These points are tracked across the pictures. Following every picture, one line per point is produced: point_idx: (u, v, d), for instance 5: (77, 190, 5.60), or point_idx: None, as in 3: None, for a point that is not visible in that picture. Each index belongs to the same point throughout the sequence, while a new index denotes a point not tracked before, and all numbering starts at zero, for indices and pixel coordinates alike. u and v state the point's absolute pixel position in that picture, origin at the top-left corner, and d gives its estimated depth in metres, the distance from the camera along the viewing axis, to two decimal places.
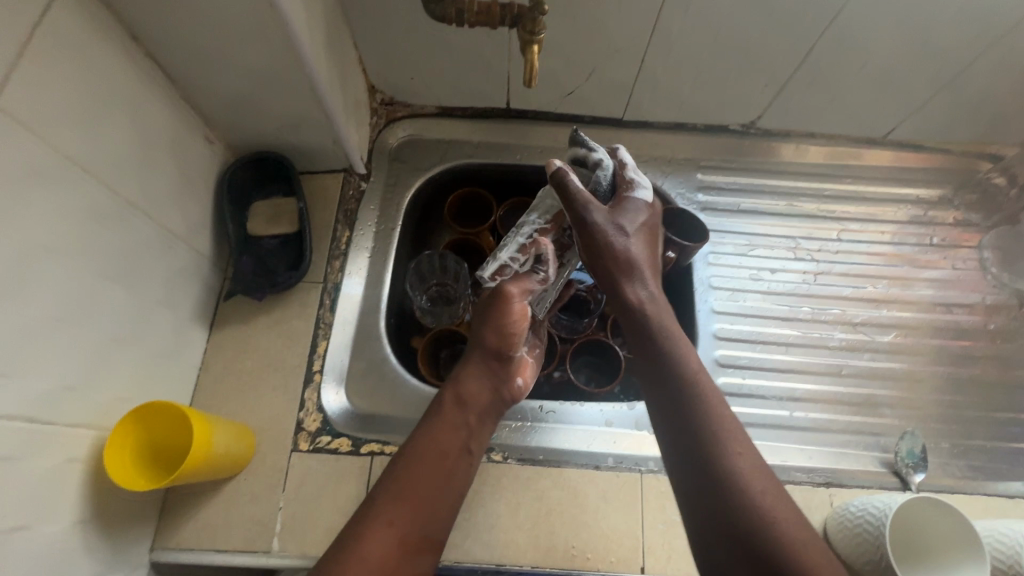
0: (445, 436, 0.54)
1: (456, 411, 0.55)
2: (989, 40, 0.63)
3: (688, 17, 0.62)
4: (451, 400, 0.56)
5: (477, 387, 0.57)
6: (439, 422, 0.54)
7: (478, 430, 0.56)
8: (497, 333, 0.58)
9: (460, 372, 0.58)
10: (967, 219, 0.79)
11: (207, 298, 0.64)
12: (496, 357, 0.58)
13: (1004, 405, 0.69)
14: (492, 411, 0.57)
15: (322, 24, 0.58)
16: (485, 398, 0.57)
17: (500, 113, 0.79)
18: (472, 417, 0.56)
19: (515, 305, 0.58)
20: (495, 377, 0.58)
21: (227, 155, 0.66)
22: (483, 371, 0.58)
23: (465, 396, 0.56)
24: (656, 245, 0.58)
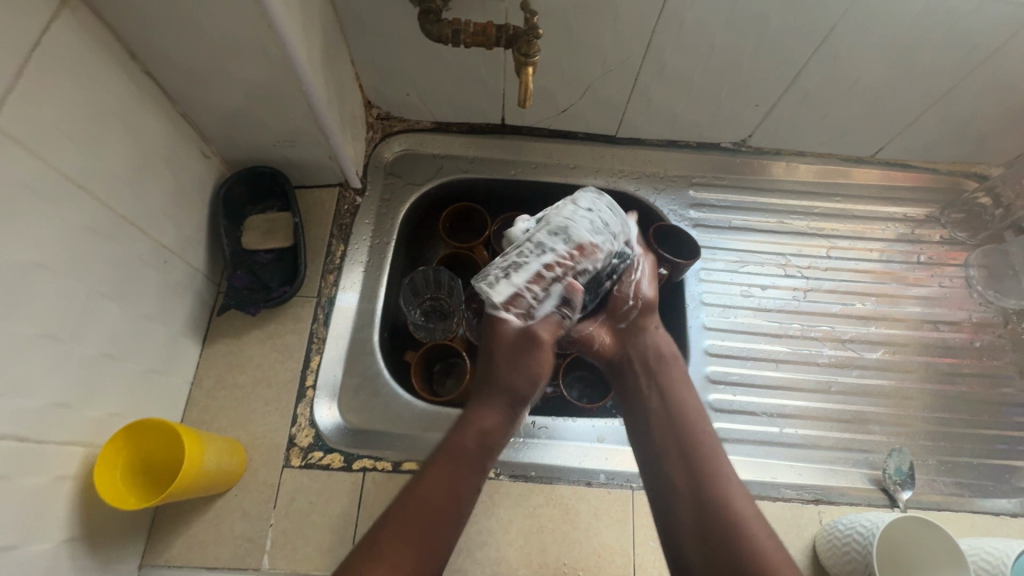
0: (467, 476, 0.51)
1: (478, 450, 0.52)
2: (974, 64, 0.64)
3: (680, 39, 0.63)
4: (465, 440, 0.52)
5: (497, 426, 0.54)
6: (461, 461, 0.51)
7: (490, 469, 0.54)
8: (527, 378, 0.56)
9: (474, 411, 0.55)
10: (953, 238, 0.80)
11: (200, 312, 0.64)
12: (517, 399, 0.56)
13: (990, 422, 0.70)
14: (504, 452, 0.55)
15: (319, 43, 0.59)
16: (502, 438, 0.55)
17: (495, 128, 0.80)
18: (488, 458, 0.53)
19: (545, 351, 0.57)
20: (513, 418, 0.56)
21: (223, 169, 0.66)
22: (504, 410, 0.55)
23: (481, 434, 0.53)
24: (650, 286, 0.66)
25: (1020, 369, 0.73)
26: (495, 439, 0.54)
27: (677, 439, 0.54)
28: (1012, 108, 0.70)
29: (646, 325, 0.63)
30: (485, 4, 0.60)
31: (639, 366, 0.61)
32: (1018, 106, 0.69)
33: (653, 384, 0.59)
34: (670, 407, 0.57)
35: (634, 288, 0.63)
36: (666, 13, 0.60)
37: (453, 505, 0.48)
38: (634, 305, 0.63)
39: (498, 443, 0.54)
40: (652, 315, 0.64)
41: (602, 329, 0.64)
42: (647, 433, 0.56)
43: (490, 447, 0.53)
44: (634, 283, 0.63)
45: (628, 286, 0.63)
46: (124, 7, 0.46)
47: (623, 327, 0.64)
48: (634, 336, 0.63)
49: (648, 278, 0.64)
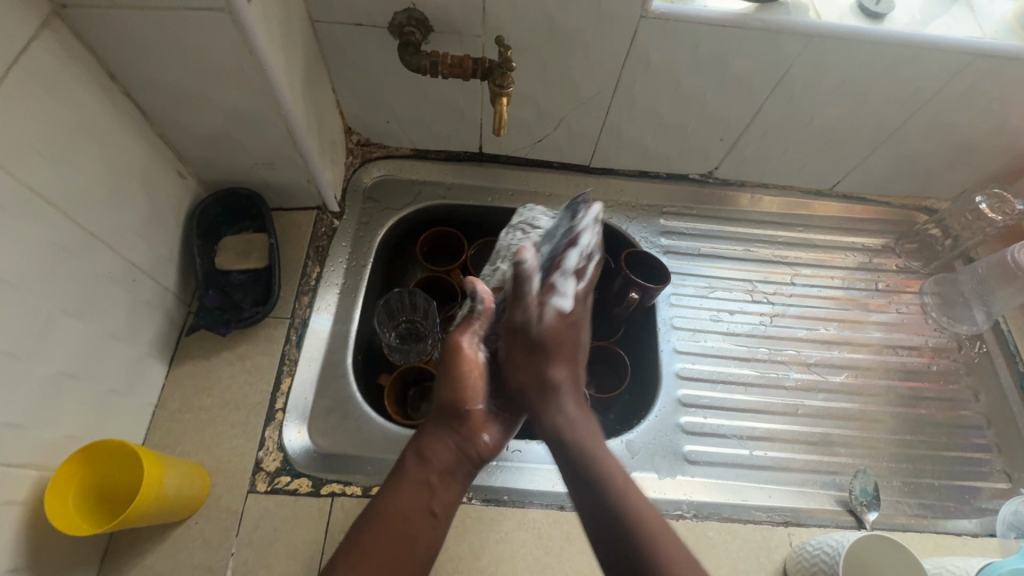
0: (408, 494, 0.49)
1: (417, 470, 0.51)
2: (918, 105, 0.69)
3: (647, 78, 0.67)
4: (412, 458, 0.52)
5: (439, 446, 0.52)
6: (402, 479, 0.50)
7: (442, 492, 0.50)
8: (456, 391, 0.54)
9: (423, 430, 0.54)
10: (908, 267, 0.84)
11: (169, 332, 0.63)
12: (456, 415, 0.54)
13: (951, 444, 0.72)
14: (458, 471, 0.52)
15: (300, 70, 0.60)
16: (450, 459, 0.52)
17: (473, 156, 0.82)
18: (434, 476, 0.51)
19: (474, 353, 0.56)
20: (459, 436, 0.53)
21: (199, 190, 0.67)
22: (446, 431, 0.53)
23: (427, 454, 0.52)
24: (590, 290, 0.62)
25: (976, 393, 0.75)
26: (439, 459, 0.52)
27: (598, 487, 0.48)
28: (954, 148, 0.75)
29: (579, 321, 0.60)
30: (463, 38, 0.63)
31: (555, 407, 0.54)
32: (961, 144, 0.74)
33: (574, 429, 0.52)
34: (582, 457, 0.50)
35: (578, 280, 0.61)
36: (633, 53, 0.64)
37: (403, 530, 0.47)
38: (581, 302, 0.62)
39: (441, 461, 0.51)
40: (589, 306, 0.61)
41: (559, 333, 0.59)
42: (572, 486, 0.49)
43: (432, 467, 0.51)
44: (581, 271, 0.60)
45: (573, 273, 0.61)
46: (107, 30, 0.47)
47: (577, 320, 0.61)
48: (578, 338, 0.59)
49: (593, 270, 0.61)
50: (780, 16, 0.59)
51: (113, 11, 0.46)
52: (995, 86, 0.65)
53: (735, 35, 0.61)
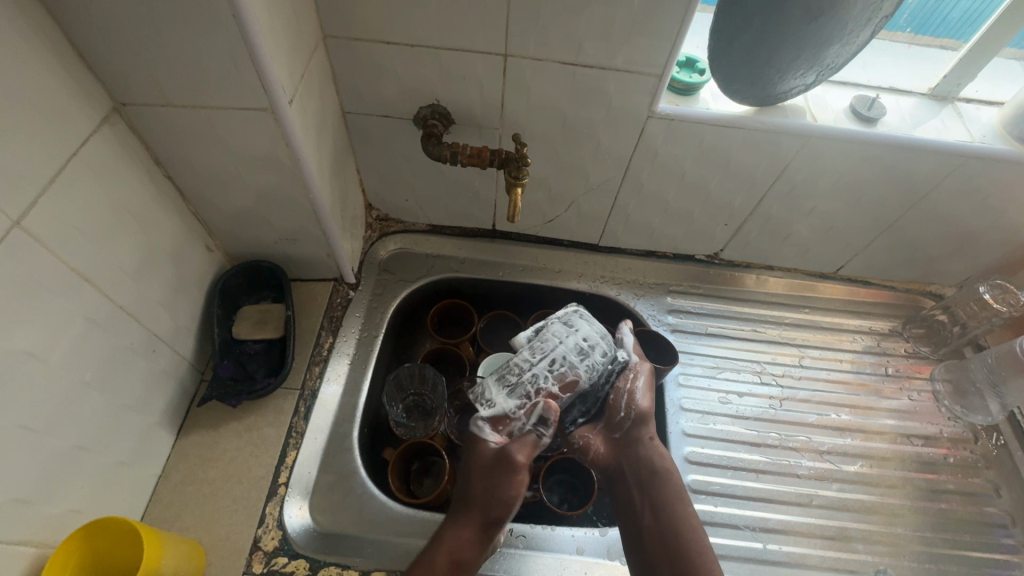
0: None
1: (447, 574, 0.52)
2: (916, 198, 0.71)
3: (654, 168, 0.71)
4: (445, 564, 0.53)
5: (472, 551, 0.54)
6: None
7: None
8: (502, 503, 0.55)
9: (456, 535, 0.54)
10: (916, 352, 0.84)
11: (180, 401, 0.64)
12: (492, 523, 0.55)
13: (975, 544, 0.69)
14: (478, 567, 0.56)
15: (330, 156, 0.65)
16: (478, 561, 0.55)
17: (486, 232, 0.86)
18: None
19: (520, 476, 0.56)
20: (488, 541, 0.55)
21: (224, 261, 0.70)
22: (480, 534, 0.55)
23: (458, 559, 0.53)
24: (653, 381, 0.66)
25: (997, 487, 0.73)
26: (469, 563, 0.54)
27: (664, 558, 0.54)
28: (954, 239, 0.77)
29: (640, 434, 0.63)
30: (481, 130, 0.68)
31: (633, 481, 0.61)
32: (960, 235, 0.76)
33: (647, 500, 0.59)
34: (660, 512, 0.57)
35: (630, 399, 0.64)
36: (640, 147, 0.68)
37: None
38: (626, 416, 0.64)
39: (470, 566, 0.54)
40: (648, 424, 0.64)
41: (597, 437, 0.65)
42: (630, 536, 0.58)
43: (462, 572, 0.53)
44: (630, 392, 0.64)
45: (620, 398, 0.64)
46: (159, 124, 0.52)
47: (619, 437, 0.64)
48: (630, 446, 0.63)
49: (644, 389, 0.65)
50: (778, 118, 0.64)
51: (167, 107, 0.51)
52: (988, 185, 0.68)
53: (737, 133, 0.65)
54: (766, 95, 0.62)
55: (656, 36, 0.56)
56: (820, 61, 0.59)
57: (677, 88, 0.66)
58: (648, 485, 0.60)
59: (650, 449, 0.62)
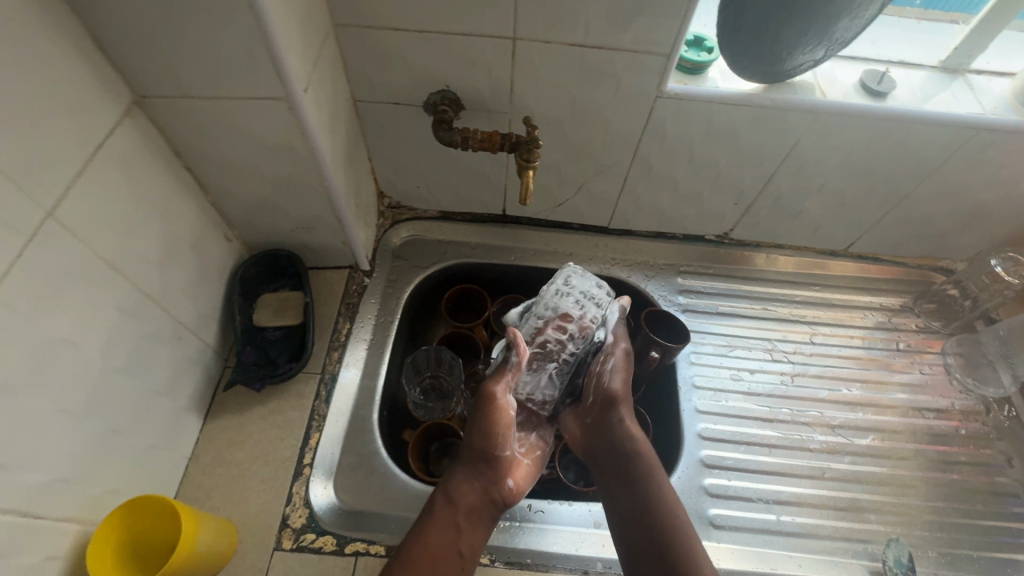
0: (438, 536, 0.55)
1: (446, 510, 0.56)
2: (928, 172, 0.71)
3: (663, 149, 0.71)
4: (443, 504, 0.56)
5: (471, 490, 0.57)
6: (431, 523, 0.55)
7: (473, 536, 0.56)
8: (484, 434, 0.58)
9: (452, 477, 0.58)
10: (928, 327, 0.84)
11: (206, 387, 0.66)
12: (484, 456, 0.58)
13: (986, 513, 0.70)
14: (486, 516, 0.57)
15: (343, 144, 0.66)
16: (481, 501, 0.57)
17: (496, 218, 0.87)
18: (462, 518, 0.56)
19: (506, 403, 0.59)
20: (488, 479, 0.58)
21: (242, 251, 0.71)
22: (475, 472, 0.58)
23: (455, 496, 0.57)
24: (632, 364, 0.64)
25: (1008, 458, 0.74)
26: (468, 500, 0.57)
27: (650, 554, 0.54)
28: (965, 212, 0.77)
29: (609, 416, 0.62)
30: (491, 115, 0.69)
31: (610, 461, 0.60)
32: (972, 209, 0.76)
33: (623, 480, 0.59)
34: (636, 489, 0.57)
35: (600, 381, 0.63)
36: (649, 128, 0.69)
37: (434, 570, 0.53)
38: (595, 399, 0.63)
39: (468, 502, 0.56)
40: (618, 406, 0.62)
41: (572, 421, 0.65)
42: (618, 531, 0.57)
43: (460, 507, 0.56)
44: (600, 373, 0.63)
45: (592, 380, 0.64)
46: (178, 116, 0.53)
47: (591, 420, 0.64)
48: (599, 428, 0.62)
49: (616, 371, 0.63)
50: (787, 95, 0.64)
51: (186, 99, 0.52)
52: (1000, 157, 0.68)
53: (746, 111, 0.65)
54: (774, 71, 0.62)
55: (664, 16, 0.56)
56: (829, 36, 0.59)
57: (685, 67, 0.66)
58: (623, 466, 0.59)
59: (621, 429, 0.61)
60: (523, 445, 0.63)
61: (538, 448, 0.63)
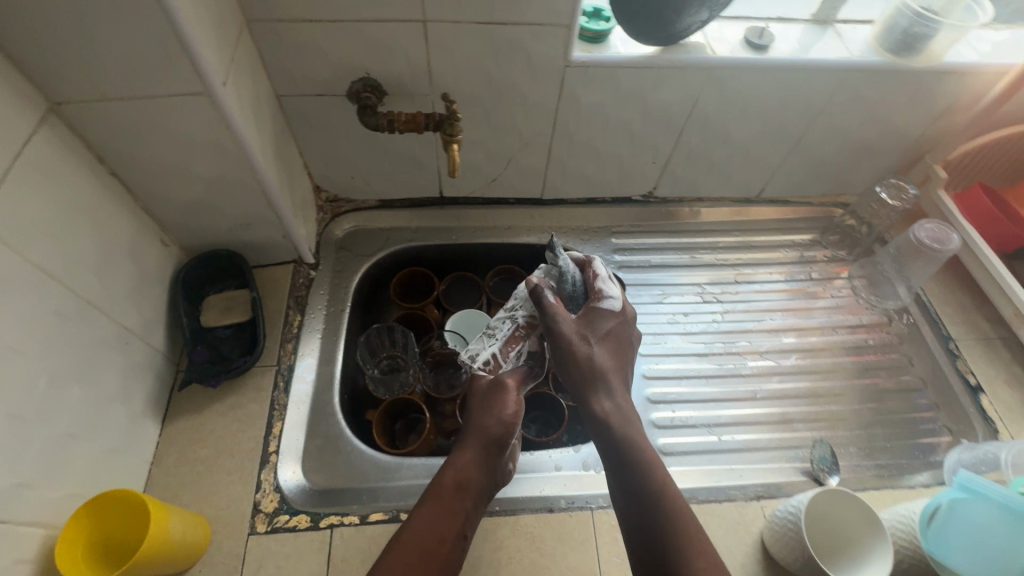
0: (444, 519, 0.55)
1: (455, 494, 0.57)
2: (814, 113, 0.79)
3: (579, 116, 0.77)
4: (451, 484, 0.57)
5: (473, 471, 0.59)
6: (437, 505, 0.56)
7: (474, 515, 0.58)
8: (498, 421, 0.60)
9: (459, 456, 0.59)
10: (835, 256, 0.93)
11: (160, 391, 0.66)
12: (494, 442, 0.60)
13: (897, 408, 0.78)
14: (484, 495, 0.60)
15: (271, 138, 0.68)
16: (482, 483, 0.59)
17: (435, 201, 0.90)
18: (469, 502, 0.57)
19: (513, 395, 0.62)
20: (491, 463, 0.60)
21: (181, 255, 0.71)
22: (480, 456, 0.59)
23: (462, 478, 0.58)
24: (625, 353, 0.58)
25: (911, 359, 0.83)
26: (473, 482, 0.58)
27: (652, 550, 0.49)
28: (853, 149, 0.86)
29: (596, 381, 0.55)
30: (414, 98, 0.72)
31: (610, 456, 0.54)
32: (857, 144, 0.85)
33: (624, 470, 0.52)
34: (647, 484, 0.51)
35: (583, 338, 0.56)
36: (563, 97, 0.74)
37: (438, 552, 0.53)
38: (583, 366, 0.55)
39: (474, 485, 0.58)
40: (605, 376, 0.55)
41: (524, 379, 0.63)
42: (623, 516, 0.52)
43: (467, 490, 0.58)
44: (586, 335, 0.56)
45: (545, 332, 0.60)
46: (97, 120, 0.54)
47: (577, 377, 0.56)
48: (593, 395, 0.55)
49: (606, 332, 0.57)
50: (681, 55, 0.70)
51: (104, 102, 0.52)
52: (871, 94, 0.77)
53: (647, 73, 0.71)
54: (667, 34, 0.68)
55: None
56: None
57: (588, 36, 0.71)
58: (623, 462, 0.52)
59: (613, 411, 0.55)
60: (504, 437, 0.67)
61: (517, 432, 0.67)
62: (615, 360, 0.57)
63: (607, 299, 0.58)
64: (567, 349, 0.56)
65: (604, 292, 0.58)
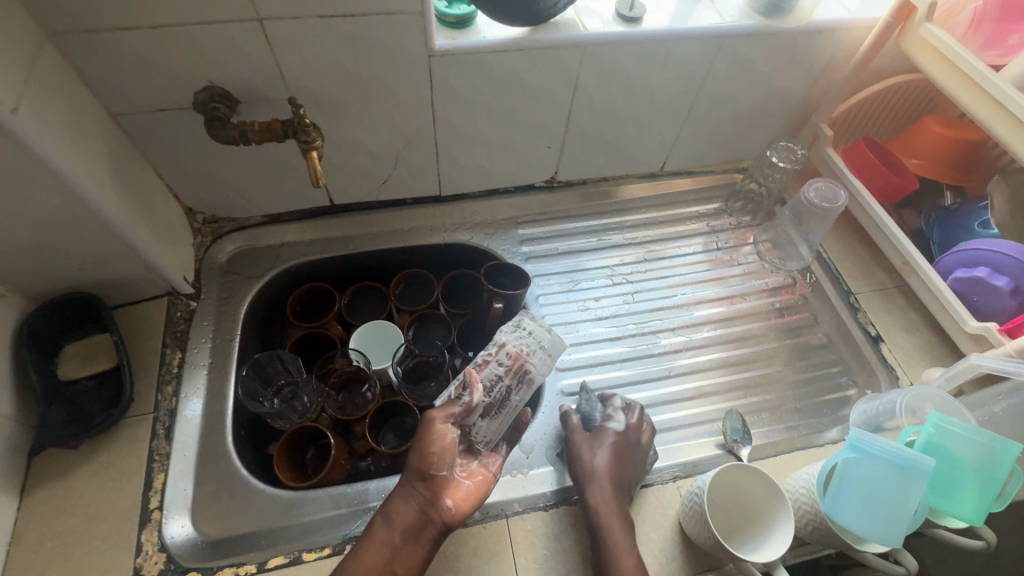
0: (371, 553, 0.53)
1: (383, 526, 0.55)
2: (698, 83, 0.78)
3: (458, 107, 0.73)
4: (379, 521, 0.55)
5: (405, 507, 0.55)
6: (368, 540, 0.54)
7: (412, 552, 0.54)
8: (420, 456, 0.55)
9: (393, 491, 0.57)
10: (740, 222, 0.94)
11: (13, 460, 0.59)
12: (420, 476, 0.56)
13: (806, 367, 0.80)
14: (422, 535, 0.55)
15: (107, 163, 0.60)
16: (416, 520, 0.55)
17: (327, 210, 0.84)
18: (397, 537, 0.54)
19: (440, 429, 0.55)
20: (424, 499, 0.55)
21: (25, 305, 0.64)
22: (411, 491, 0.56)
23: (391, 514, 0.55)
24: (626, 462, 0.61)
25: (817, 317, 0.84)
26: (404, 518, 0.55)
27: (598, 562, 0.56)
28: (742, 114, 0.86)
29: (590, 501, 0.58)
30: (271, 103, 0.66)
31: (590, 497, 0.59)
32: (746, 109, 0.85)
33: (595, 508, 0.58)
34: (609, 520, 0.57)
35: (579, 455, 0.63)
36: (436, 88, 0.69)
37: None
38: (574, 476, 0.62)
39: (404, 521, 0.54)
40: (596, 484, 0.59)
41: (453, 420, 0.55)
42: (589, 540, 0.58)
43: (395, 525, 0.54)
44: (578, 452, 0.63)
45: (499, 379, 0.56)
46: None
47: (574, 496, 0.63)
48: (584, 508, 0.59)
49: (605, 447, 0.62)
50: (551, 34, 0.67)
51: None
52: (749, 58, 0.76)
53: (518, 56, 0.68)
54: (532, 12, 0.64)
55: None
56: None
57: (450, 22, 0.67)
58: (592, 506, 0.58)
59: (598, 506, 0.58)
60: (466, 469, 0.58)
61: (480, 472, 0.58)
62: (614, 467, 0.61)
63: (613, 421, 0.65)
64: (573, 454, 0.63)
65: (613, 415, 0.65)
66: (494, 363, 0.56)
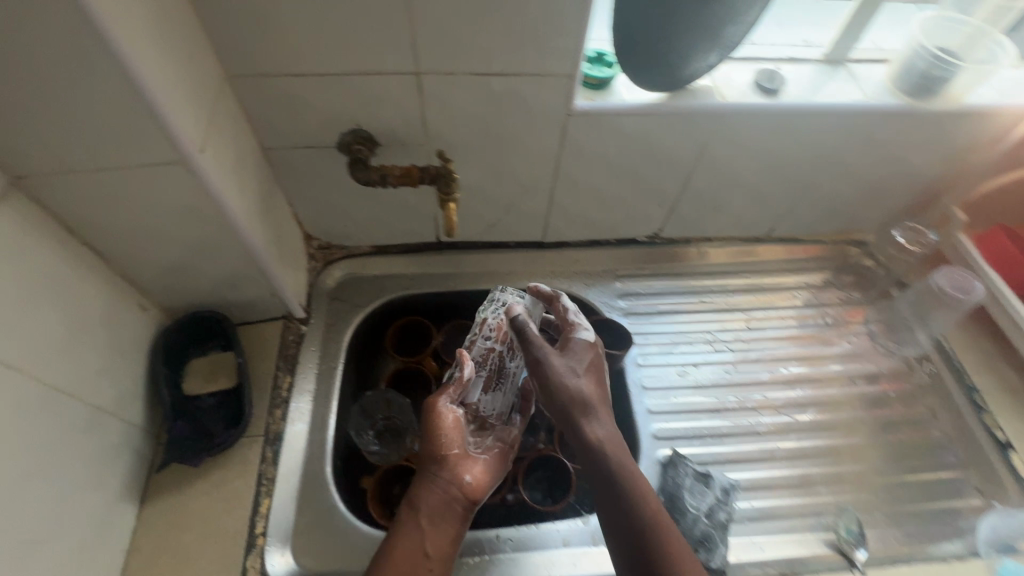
0: (405, 542, 0.55)
1: (411, 513, 0.56)
2: (828, 157, 0.76)
3: (581, 163, 0.73)
4: (405, 506, 0.57)
5: (432, 494, 0.57)
6: (397, 531, 0.55)
7: (445, 534, 0.56)
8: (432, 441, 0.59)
9: (415, 481, 0.59)
10: (850, 298, 0.89)
11: (138, 469, 0.62)
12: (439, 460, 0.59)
13: (922, 466, 0.74)
14: (449, 515, 0.57)
15: (256, 195, 0.64)
16: (442, 501, 0.57)
17: (433, 245, 0.86)
18: (423, 519, 0.56)
19: (446, 416, 0.60)
20: (445, 478, 0.58)
21: (162, 319, 0.67)
22: (430, 475, 0.59)
23: (416, 500, 0.57)
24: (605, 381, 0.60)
25: (935, 411, 0.79)
26: (429, 501, 0.57)
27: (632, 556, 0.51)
28: (867, 189, 0.82)
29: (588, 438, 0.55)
30: (408, 147, 0.68)
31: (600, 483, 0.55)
32: (872, 184, 0.82)
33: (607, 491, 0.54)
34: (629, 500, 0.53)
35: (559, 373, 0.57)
36: (566, 144, 0.70)
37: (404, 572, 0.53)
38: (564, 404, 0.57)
39: (428, 503, 0.57)
40: (587, 410, 0.56)
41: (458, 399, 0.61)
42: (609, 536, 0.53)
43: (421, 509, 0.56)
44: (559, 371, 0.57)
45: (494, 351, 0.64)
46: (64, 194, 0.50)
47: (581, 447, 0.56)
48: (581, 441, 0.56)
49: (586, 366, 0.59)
50: (689, 101, 0.67)
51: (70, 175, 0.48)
52: (886, 136, 0.73)
53: (653, 120, 0.67)
54: (675, 78, 0.64)
55: (560, 41, 0.57)
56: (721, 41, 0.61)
57: (591, 83, 0.67)
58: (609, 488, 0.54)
59: (613, 462, 0.54)
60: (480, 445, 0.62)
61: (496, 447, 0.63)
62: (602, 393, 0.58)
63: (584, 332, 0.61)
64: (556, 381, 0.56)
65: (579, 325, 0.62)
66: (484, 341, 0.64)
